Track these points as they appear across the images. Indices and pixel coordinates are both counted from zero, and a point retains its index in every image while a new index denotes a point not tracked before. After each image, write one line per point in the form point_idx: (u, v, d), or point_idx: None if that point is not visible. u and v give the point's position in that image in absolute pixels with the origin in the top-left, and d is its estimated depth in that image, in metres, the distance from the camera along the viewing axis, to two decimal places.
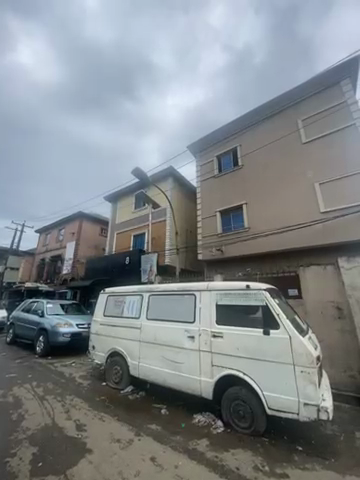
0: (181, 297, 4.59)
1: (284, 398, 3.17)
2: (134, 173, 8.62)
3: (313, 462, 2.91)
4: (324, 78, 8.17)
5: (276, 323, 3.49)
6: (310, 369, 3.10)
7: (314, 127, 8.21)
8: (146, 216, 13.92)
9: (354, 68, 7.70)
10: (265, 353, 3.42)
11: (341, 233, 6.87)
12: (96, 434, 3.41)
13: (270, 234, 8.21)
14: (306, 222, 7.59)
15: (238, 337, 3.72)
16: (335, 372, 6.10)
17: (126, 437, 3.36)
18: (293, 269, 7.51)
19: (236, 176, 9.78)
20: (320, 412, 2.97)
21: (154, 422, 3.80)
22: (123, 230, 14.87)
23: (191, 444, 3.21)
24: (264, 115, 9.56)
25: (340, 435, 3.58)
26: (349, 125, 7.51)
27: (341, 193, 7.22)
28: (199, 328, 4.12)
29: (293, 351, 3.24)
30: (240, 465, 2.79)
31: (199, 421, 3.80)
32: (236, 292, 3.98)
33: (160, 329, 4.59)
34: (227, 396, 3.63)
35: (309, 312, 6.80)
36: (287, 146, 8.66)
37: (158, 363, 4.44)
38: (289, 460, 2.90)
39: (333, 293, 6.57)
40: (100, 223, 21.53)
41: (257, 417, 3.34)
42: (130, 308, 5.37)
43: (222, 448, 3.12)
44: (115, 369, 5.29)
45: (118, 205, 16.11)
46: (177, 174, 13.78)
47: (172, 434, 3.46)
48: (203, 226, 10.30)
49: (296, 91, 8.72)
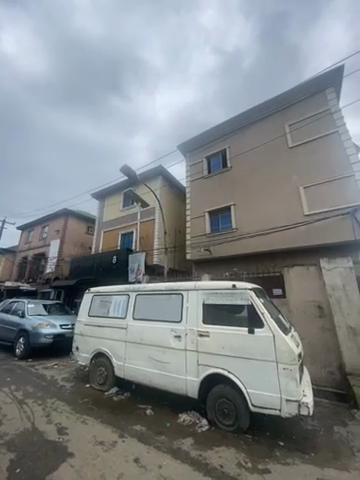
0: (168, 296, 4.58)
1: (267, 395, 3.25)
2: (122, 171, 8.51)
3: (293, 456, 3.00)
4: (310, 86, 8.51)
5: (260, 322, 3.57)
6: (292, 366, 3.20)
7: (300, 133, 8.49)
8: (134, 215, 13.72)
9: (338, 77, 8.08)
10: (250, 351, 3.49)
11: (325, 235, 7.13)
12: (78, 437, 3.32)
13: (257, 234, 8.40)
14: (290, 224, 7.83)
15: (224, 336, 3.76)
16: (315, 369, 6.35)
17: (110, 439, 3.29)
18: (277, 269, 7.76)
19: (225, 177, 9.90)
20: (301, 408, 3.08)
21: (138, 423, 3.75)
22: (110, 228, 14.60)
23: (176, 444, 3.20)
24: (252, 118, 9.75)
25: (319, 429, 3.73)
26: (332, 133, 7.85)
27: (324, 197, 7.50)
28: (186, 328, 4.13)
29: (276, 349, 3.33)
30: (223, 462, 2.82)
31: (184, 420, 3.81)
32: (222, 292, 4.03)
33: (146, 329, 4.55)
34: (212, 394, 3.68)
35: (292, 311, 7.04)
36: (274, 150, 8.89)
37: (144, 363, 4.40)
38: (271, 456, 2.98)
39: (315, 293, 6.85)
40: (86, 221, 20.98)
41: (242, 415, 3.40)
42: (115, 308, 5.27)
43: (206, 446, 3.14)
44: (99, 370, 5.17)
45: (105, 203, 15.81)
46: (166, 174, 13.74)
47: (157, 434, 3.44)
48: (191, 227, 10.35)
49: (283, 97, 9.01)
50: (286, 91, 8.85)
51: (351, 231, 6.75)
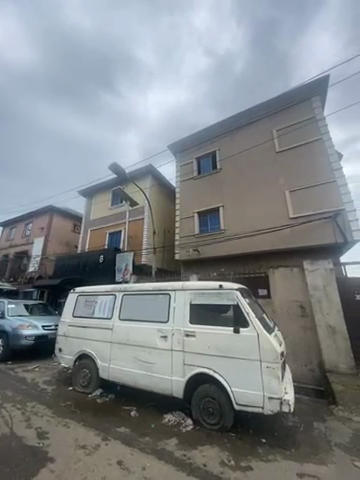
0: (156, 296, 4.55)
1: (251, 393, 3.32)
2: (111, 168, 8.35)
3: (275, 453, 3.08)
4: (297, 94, 8.81)
5: (246, 322, 3.64)
6: (275, 365, 3.29)
7: (287, 138, 8.77)
8: (122, 214, 13.51)
9: (323, 87, 8.43)
10: (235, 351, 3.55)
11: (308, 237, 7.39)
12: (60, 441, 3.21)
13: (244, 235, 8.56)
14: (276, 226, 8.05)
15: (210, 336, 3.79)
16: (297, 367, 6.58)
17: (93, 442, 3.21)
18: (263, 270, 7.96)
19: (214, 179, 10.02)
20: (283, 405, 3.17)
21: (123, 425, 3.69)
22: (98, 227, 14.30)
23: (160, 444, 3.19)
24: (242, 121, 9.93)
25: (300, 425, 3.87)
26: (317, 139, 8.17)
27: (308, 200, 7.79)
28: (172, 328, 4.13)
29: (260, 348, 3.41)
30: (207, 461, 2.85)
31: (169, 420, 3.81)
32: (209, 292, 4.07)
33: (132, 330, 4.50)
34: (197, 393, 3.71)
35: (276, 311, 7.25)
36: (263, 154, 9.11)
37: (130, 364, 4.34)
38: (254, 453, 3.04)
39: (298, 294, 7.08)
40: (72, 219, 20.38)
41: (226, 413, 3.45)
42: (101, 308, 5.16)
43: (191, 446, 3.16)
44: (83, 372, 5.04)
45: (93, 200, 15.46)
46: (156, 173, 13.67)
47: (141, 436, 3.40)
48: (180, 227, 10.36)
49: (272, 103, 9.26)
50: (274, 97, 9.09)
51: (332, 234, 7.05)
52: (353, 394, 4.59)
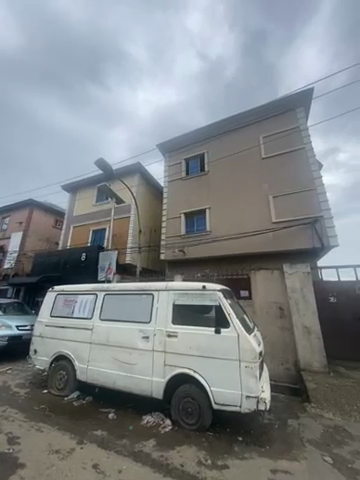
0: (138, 296, 4.50)
1: (229, 392, 3.39)
2: (97, 164, 8.11)
3: (250, 450, 3.17)
4: (283, 103, 9.17)
5: (227, 323, 3.71)
6: (253, 364, 3.38)
7: (273, 145, 9.09)
8: (108, 212, 13.19)
9: (307, 99, 8.85)
10: (215, 351, 3.60)
11: (289, 242, 7.70)
12: (32, 446, 3.06)
13: (229, 238, 8.72)
14: (259, 230, 8.30)
15: (191, 336, 3.82)
16: (274, 366, 6.83)
17: (68, 446, 3.10)
18: (245, 272, 8.18)
19: (202, 181, 10.11)
20: (259, 403, 3.27)
21: (100, 428, 3.60)
22: (81, 224, 13.84)
23: (138, 446, 3.15)
24: (231, 126, 10.12)
25: (275, 423, 4.01)
26: (300, 148, 8.55)
27: (291, 206, 8.12)
28: (154, 328, 4.10)
29: (240, 348, 3.49)
30: (184, 461, 2.86)
31: (148, 422, 3.78)
32: (193, 293, 4.10)
33: (113, 330, 4.41)
34: (177, 394, 3.72)
35: (257, 312, 7.48)
36: (249, 159, 9.36)
37: (109, 365, 4.24)
38: (230, 451, 3.11)
39: (278, 295, 7.35)
40: (54, 214, 19.52)
41: (204, 413, 3.49)
42: (81, 308, 5.00)
43: (169, 447, 3.15)
44: (59, 375, 4.85)
45: (77, 196, 14.95)
46: (144, 172, 13.52)
47: (118, 438, 3.34)
48: (167, 227, 10.33)
49: (260, 110, 9.55)
50: (262, 105, 9.39)
51: (310, 240, 7.41)
52: (324, 391, 4.86)
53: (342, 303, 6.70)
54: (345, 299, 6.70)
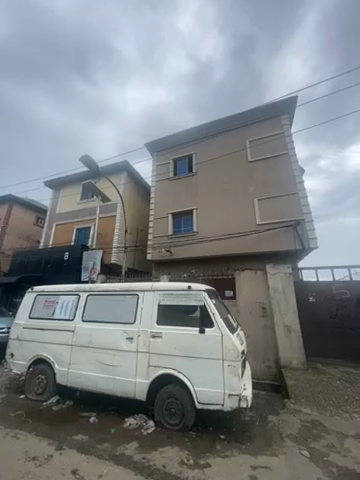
0: (123, 297, 4.42)
1: (212, 391, 3.43)
2: (82, 160, 7.88)
3: (232, 448, 3.23)
4: (269, 109, 9.47)
5: (211, 322, 3.76)
6: (236, 362, 3.44)
7: (258, 150, 9.35)
8: (93, 210, 12.84)
9: (291, 106, 9.20)
10: (199, 351, 3.63)
11: (272, 244, 7.96)
12: (5, 454, 2.90)
13: (215, 239, 8.84)
14: (244, 232, 8.49)
15: (176, 336, 3.82)
16: (257, 364, 7.02)
17: (45, 453, 2.97)
18: (230, 272, 8.32)
19: (190, 181, 10.17)
20: (241, 401, 3.33)
21: (80, 433, 3.49)
22: (64, 222, 13.37)
23: (119, 449, 3.09)
24: (218, 129, 10.28)
25: (256, 420, 4.12)
26: (284, 154, 8.88)
27: (274, 209, 8.39)
28: (139, 329, 4.05)
29: (224, 347, 3.54)
30: (167, 462, 2.85)
31: (130, 424, 3.72)
32: (178, 293, 4.10)
33: (96, 332, 4.30)
34: (161, 394, 3.70)
35: (241, 311, 7.65)
36: (236, 162, 9.56)
37: (91, 368, 4.13)
38: (212, 450, 3.14)
39: (261, 295, 7.56)
40: (36, 212, 18.68)
41: (188, 413, 3.50)
42: (63, 309, 4.82)
43: (151, 448, 3.13)
44: (38, 379, 4.64)
45: (60, 193, 14.42)
46: (131, 170, 13.33)
47: (99, 442, 3.25)
48: (154, 227, 10.26)
49: (247, 115, 9.80)
50: (249, 109, 9.64)
51: (292, 242, 7.71)
52: (303, 387, 5.07)
53: (320, 303, 7.03)
54: (323, 299, 7.04)
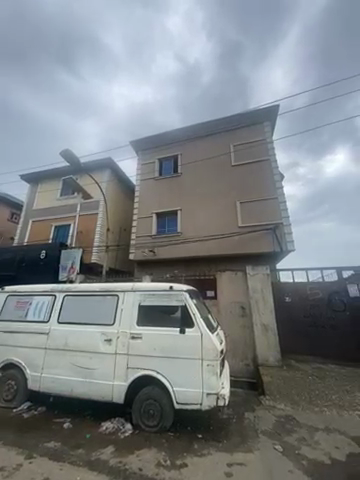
0: (102, 298, 4.30)
1: (191, 391, 3.45)
2: (62, 154, 7.54)
3: (209, 446, 3.27)
4: (252, 116, 9.80)
5: (192, 322, 3.78)
6: (215, 362, 3.50)
7: (242, 154, 9.63)
8: (73, 207, 12.33)
9: (273, 114, 9.62)
10: (179, 351, 3.64)
11: (253, 245, 8.22)
12: None
13: (198, 240, 8.93)
14: (227, 233, 8.68)
15: (156, 337, 3.79)
16: (235, 363, 7.21)
17: (13, 462, 2.79)
18: (212, 273, 8.46)
19: (174, 182, 10.19)
20: (219, 400, 3.39)
21: (52, 439, 3.32)
22: (42, 218, 12.69)
23: (94, 455, 2.99)
24: (204, 131, 10.42)
25: (233, 417, 4.22)
26: (265, 160, 9.24)
27: (255, 212, 8.69)
28: (118, 331, 3.96)
29: (203, 347, 3.58)
30: (143, 464, 2.82)
31: (107, 428, 3.62)
32: (160, 294, 4.08)
33: (73, 334, 4.12)
34: (139, 397, 3.65)
35: (221, 311, 7.80)
36: (220, 165, 9.77)
37: (67, 371, 3.95)
38: (189, 450, 3.16)
39: (241, 296, 7.78)
40: (10, 206, 17.52)
41: (166, 414, 3.49)
42: (37, 310, 4.56)
43: (128, 451, 3.07)
44: (7, 385, 4.34)
45: (38, 188, 13.68)
46: (115, 168, 13.03)
47: (73, 449, 3.12)
48: (137, 226, 10.12)
49: (232, 120, 10.05)
50: (234, 115, 9.91)
51: (271, 244, 8.03)
52: (278, 383, 5.29)
53: (295, 303, 7.41)
54: (298, 299, 7.42)
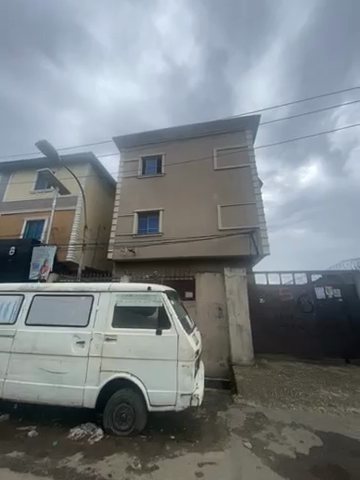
0: (76, 298, 4.11)
1: (165, 393, 3.43)
2: (38, 145, 7.09)
3: (181, 447, 3.28)
4: (235, 123, 10.13)
5: (168, 323, 3.78)
6: (190, 362, 3.53)
7: (224, 159, 9.89)
8: (49, 202, 11.66)
9: (254, 123, 10.04)
10: (155, 352, 3.61)
11: (231, 248, 8.46)
12: None
13: (179, 241, 8.96)
14: (207, 235, 8.83)
15: (131, 339, 3.72)
16: (210, 363, 7.35)
17: None
18: (192, 274, 8.55)
19: (157, 182, 10.13)
20: (192, 400, 3.43)
21: (14, 449, 3.08)
22: (13, 211, 11.80)
23: (61, 463, 2.84)
24: (189, 133, 10.52)
25: (206, 417, 4.29)
26: (246, 166, 9.59)
27: (234, 216, 8.98)
28: (91, 333, 3.81)
29: (179, 348, 3.59)
30: (113, 470, 2.73)
31: (76, 435, 3.46)
32: (137, 294, 4.01)
33: (42, 336, 3.88)
34: (112, 400, 3.55)
35: (199, 312, 7.91)
36: (203, 168, 9.93)
37: (34, 376, 3.71)
38: (162, 452, 3.14)
39: (218, 297, 7.96)
40: None
41: (139, 417, 3.44)
42: (2, 311, 4.22)
43: (97, 457, 2.96)
44: None
45: (10, 178, 12.72)
46: (96, 164, 12.60)
47: (38, 458, 2.93)
48: (117, 225, 9.86)
49: (215, 125, 10.28)
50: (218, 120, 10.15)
51: (248, 248, 8.34)
52: (250, 382, 5.50)
53: (269, 304, 7.78)
54: (271, 300, 7.80)
